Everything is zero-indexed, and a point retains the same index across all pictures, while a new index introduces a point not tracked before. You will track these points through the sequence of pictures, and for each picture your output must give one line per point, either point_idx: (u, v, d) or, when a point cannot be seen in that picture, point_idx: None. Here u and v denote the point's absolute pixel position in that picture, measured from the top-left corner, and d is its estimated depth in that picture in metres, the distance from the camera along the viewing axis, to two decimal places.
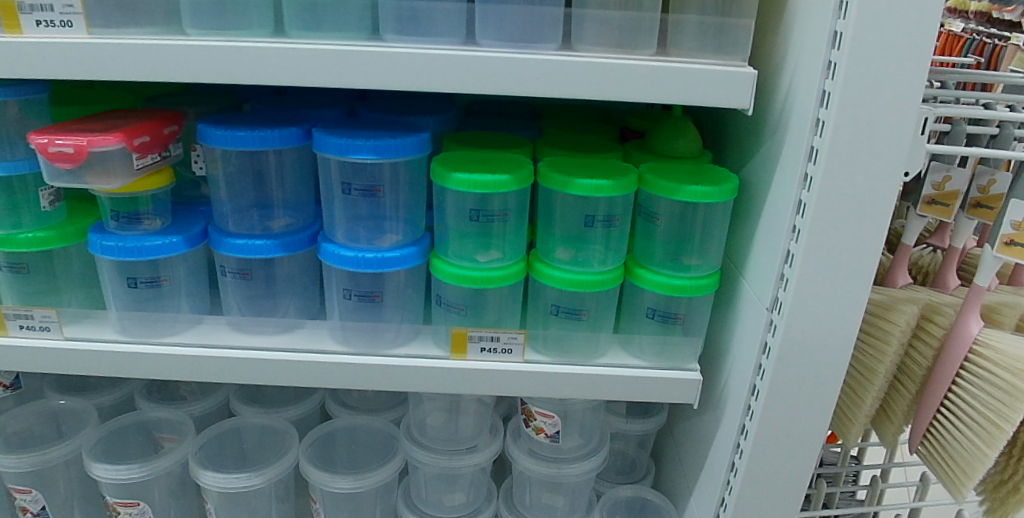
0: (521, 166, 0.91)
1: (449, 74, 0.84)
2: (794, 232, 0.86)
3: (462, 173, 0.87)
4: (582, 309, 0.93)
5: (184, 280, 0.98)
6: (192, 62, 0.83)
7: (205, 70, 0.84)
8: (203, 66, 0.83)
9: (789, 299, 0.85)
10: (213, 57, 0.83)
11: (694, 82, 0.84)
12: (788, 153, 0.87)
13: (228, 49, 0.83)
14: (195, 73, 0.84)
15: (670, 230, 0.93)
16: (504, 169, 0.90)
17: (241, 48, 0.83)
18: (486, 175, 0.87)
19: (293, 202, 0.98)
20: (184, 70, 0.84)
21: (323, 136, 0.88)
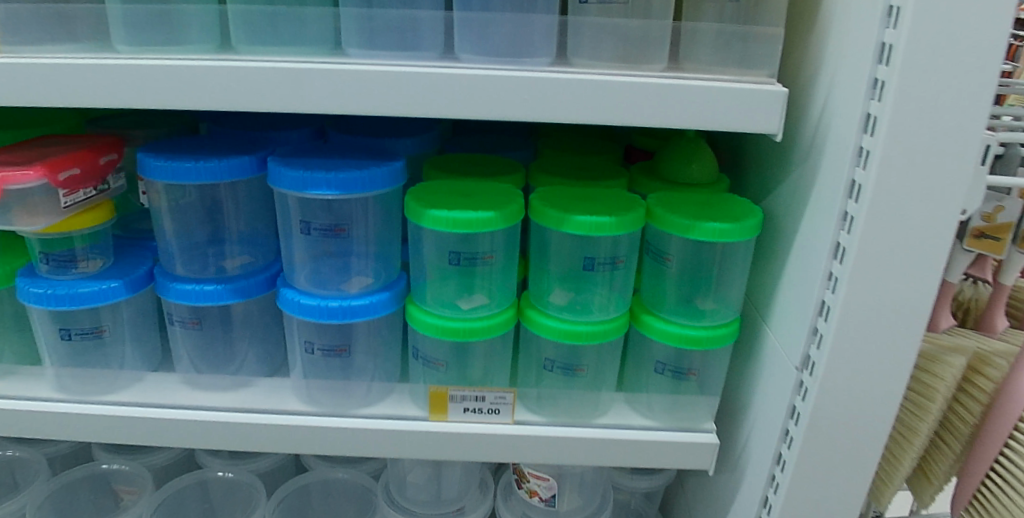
0: (510, 199, 0.79)
1: (421, 96, 0.71)
2: (830, 279, 0.72)
3: (440, 210, 0.75)
4: (580, 365, 0.81)
5: (131, 328, 0.86)
6: (121, 84, 0.71)
7: (135, 92, 0.71)
8: (133, 87, 0.71)
9: (823, 360, 0.72)
10: (145, 79, 0.71)
11: (712, 103, 0.71)
12: (822, 186, 0.74)
13: (163, 69, 0.71)
14: (124, 95, 0.71)
15: (682, 273, 0.81)
16: (490, 204, 0.77)
17: (178, 68, 0.71)
18: (468, 211, 0.75)
19: (251, 236, 0.86)
20: (111, 92, 0.71)
21: (279, 167, 0.76)
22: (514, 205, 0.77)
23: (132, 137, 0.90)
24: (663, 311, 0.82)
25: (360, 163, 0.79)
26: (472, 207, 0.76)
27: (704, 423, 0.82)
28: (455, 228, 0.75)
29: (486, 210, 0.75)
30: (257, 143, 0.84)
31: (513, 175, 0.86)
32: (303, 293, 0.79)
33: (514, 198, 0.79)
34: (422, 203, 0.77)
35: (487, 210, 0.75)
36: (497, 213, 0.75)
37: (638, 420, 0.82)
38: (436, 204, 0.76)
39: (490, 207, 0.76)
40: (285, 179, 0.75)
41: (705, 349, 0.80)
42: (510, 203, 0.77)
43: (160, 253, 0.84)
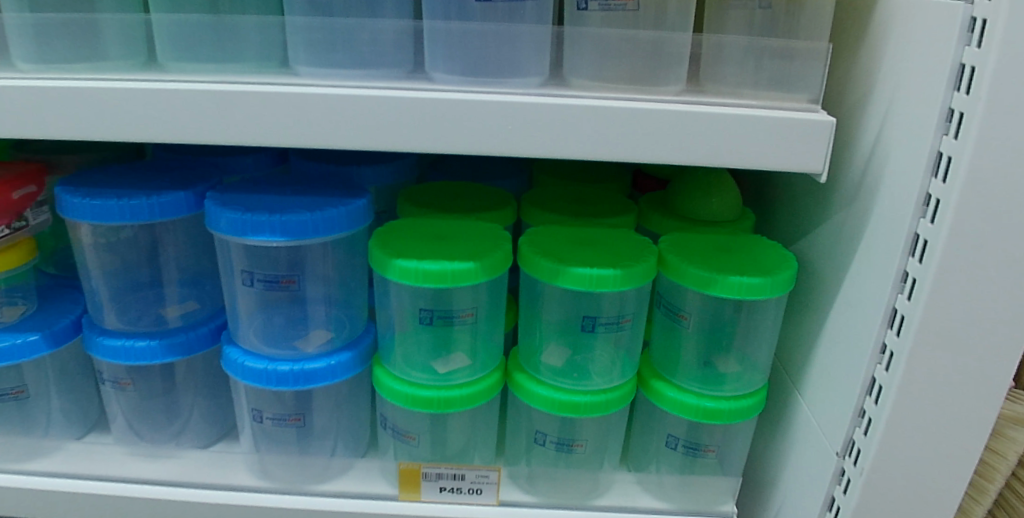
0: (495, 245, 0.65)
1: (380, 124, 0.58)
2: (884, 352, 0.59)
3: (409, 260, 0.62)
4: (577, 441, 0.69)
5: (56, 383, 0.75)
6: (24, 108, 0.59)
7: (38, 120, 0.59)
8: (35, 113, 0.59)
9: (872, 450, 0.59)
10: (51, 102, 0.59)
11: (737, 136, 0.58)
12: (872, 238, 0.60)
13: (71, 91, 0.59)
14: (25, 123, 0.60)
15: (701, 334, 0.68)
16: (470, 251, 0.64)
17: (90, 90, 0.59)
18: (442, 262, 0.61)
19: (195, 277, 0.75)
20: (10, 119, 0.60)
21: (216, 208, 0.63)
22: (499, 252, 0.64)
23: (62, 163, 0.78)
24: (675, 377, 0.69)
25: (315, 200, 0.66)
26: (448, 257, 0.62)
27: (721, 505, 0.69)
28: (426, 282, 0.62)
29: (463, 261, 0.62)
30: (201, 173, 0.72)
31: (501, 212, 0.73)
32: (250, 354, 0.67)
33: (501, 243, 0.66)
34: (389, 250, 0.64)
35: (465, 261, 0.62)
36: (478, 264, 0.62)
37: (646, 501, 0.69)
38: (405, 252, 0.63)
39: (469, 255, 0.63)
40: (223, 221, 0.63)
41: (725, 423, 0.67)
42: (494, 251, 0.64)
43: (88, 299, 0.73)
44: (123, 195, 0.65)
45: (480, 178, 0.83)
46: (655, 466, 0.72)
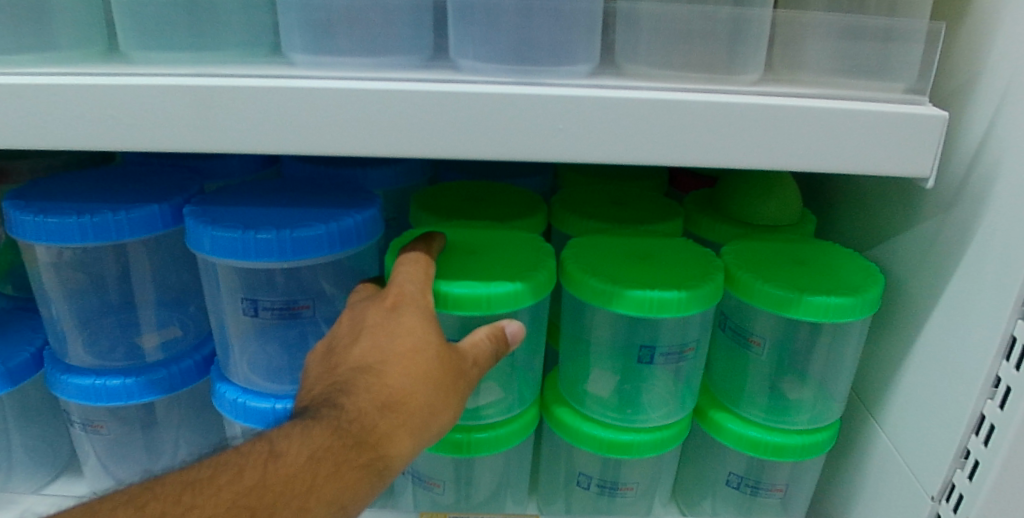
0: (536, 263, 0.55)
1: (396, 126, 0.48)
2: (997, 385, 0.50)
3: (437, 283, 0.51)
4: (627, 484, 0.61)
5: (16, 421, 0.65)
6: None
7: None
8: None
9: (981, 498, 0.50)
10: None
11: (827, 134, 0.48)
12: (978, 253, 0.51)
13: (9, 89, 0.48)
14: None
15: (773, 359, 0.60)
16: (508, 271, 0.54)
17: (32, 87, 0.48)
18: (476, 287, 0.51)
19: (175, 299, 0.64)
20: None
21: (196, 226, 0.53)
22: (543, 272, 0.54)
23: (13, 170, 0.66)
24: (740, 408, 0.61)
25: (315, 212, 0.55)
26: (484, 279, 0.52)
27: None
28: (456, 310, 0.51)
29: (503, 285, 0.52)
30: (177, 181, 0.61)
31: (532, 221, 0.63)
32: (249, 392, 0.58)
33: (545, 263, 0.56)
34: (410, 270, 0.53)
35: (505, 283, 0.52)
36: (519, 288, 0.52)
37: None
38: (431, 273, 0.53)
39: (508, 276, 0.53)
40: (208, 242, 0.52)
41: (793, 460, 0.60)
42: (537, 271, 0.54)
43: (47, 328, 0.62)
44: (83, 211, 0.54)
45: (500, 176, 0.73)
46: (710, 503, 0.64)
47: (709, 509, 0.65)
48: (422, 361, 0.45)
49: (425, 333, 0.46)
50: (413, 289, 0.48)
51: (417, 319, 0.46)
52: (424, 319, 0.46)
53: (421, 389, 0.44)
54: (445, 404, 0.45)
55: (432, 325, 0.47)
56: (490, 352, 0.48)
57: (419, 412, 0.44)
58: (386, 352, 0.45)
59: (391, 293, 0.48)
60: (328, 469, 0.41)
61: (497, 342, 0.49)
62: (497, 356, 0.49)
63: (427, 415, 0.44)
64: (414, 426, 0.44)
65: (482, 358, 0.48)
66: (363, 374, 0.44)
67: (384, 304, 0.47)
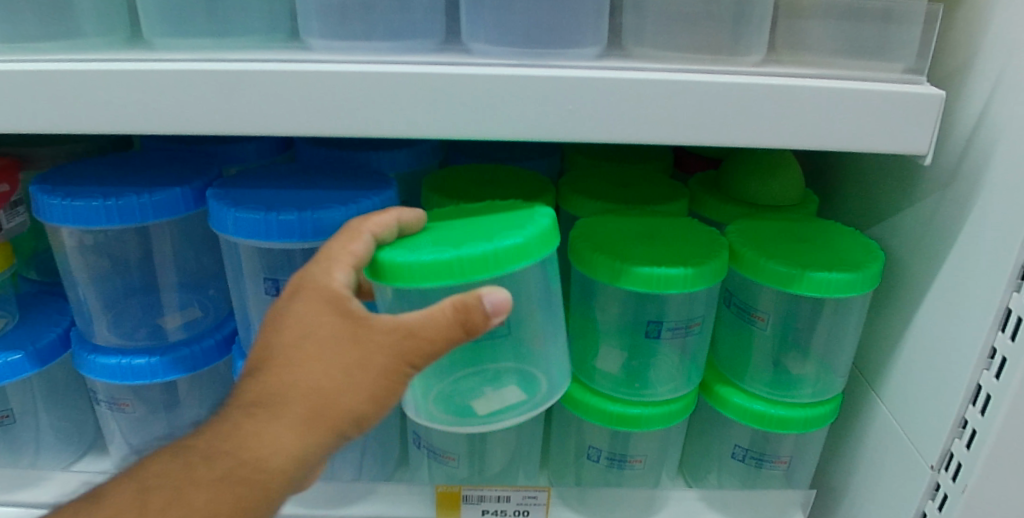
0: (524, 218, 0.49)
1: (411, 108, 0.49)
2: (993, 357, 0.52)
3: (411, 246, 0.47)
4: (635, 456, 0.63)
5: (45, 400, 0.67)
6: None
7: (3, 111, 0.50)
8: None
9: (978, 466, 0.52)
10: (13, 90, 0.50)
11: (828, 112, 0.50)
12: (976, 227, 0.52)
13: (38, 75, 0.49)
14: None
15: (776, 334, 0.61)
16: (493, 228, 0.48)
17: (60, 73, 0.49)
18: (449, 244, 0.46)
19: (195, 281, 0.66)
20: None
21: (218, 207, 0.55)
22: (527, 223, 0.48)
23: (35, 156, 0.68)
24: (744, 382, 0.63)
25: (332, 193, 0.57)
26: (462, 238, 0.47)
27: None
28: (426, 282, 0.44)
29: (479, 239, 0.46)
30: (196, 165, 0.63)
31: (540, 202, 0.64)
32: None
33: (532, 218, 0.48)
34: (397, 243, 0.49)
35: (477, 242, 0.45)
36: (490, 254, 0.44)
37: None
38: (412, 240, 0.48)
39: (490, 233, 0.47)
40: (230, 222, 0.54)
41: (797, 432, 0.61)
42: (521, 223, 0.48)
43: (75, 310, 0.64)
44: (108, 195, 0.56)
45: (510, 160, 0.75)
46: (716, 476, 0.67)
47: (716, 482, 0.67)
48: (306, 354, 0.42)
49: (318, 323, 0.43)
50: (316, 267, 0.46)
51: (306, 308, 0.44)
52: (317, 307, 0.44)
53: (309, 384, 0.42)
54: (340, 394, 0.42)
55: (330, 309, 0.43)
56: (418, 325, 0.42)
57: (307, 406, 0.42)
58: (273, 348, 0.44)
59: (297, 279, 0.46)
60: (207, 475, 0.42)
61: (426, 315, 0.42)
62: (438, 327, 0.42)
63: (318, 407, 0.42)
64: (311, 418, 0.42)
65: (400, 332, 0.42)
66: (252, 376, 0.44)
67: (286, 294, 0.46)
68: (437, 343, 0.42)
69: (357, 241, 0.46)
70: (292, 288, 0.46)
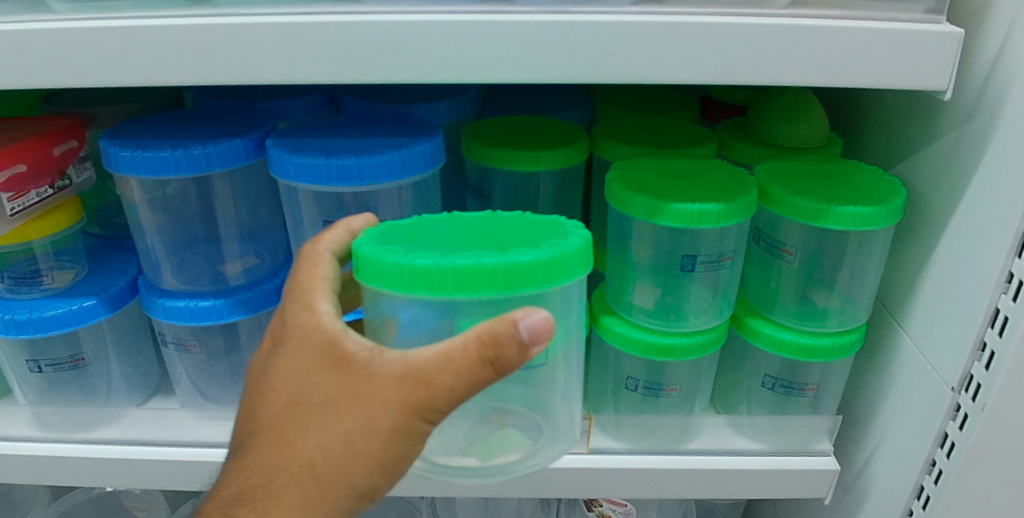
0: (543, 227, 0.47)
1: (457, 55, 0.51)
2: (1010, 282, 0.54)
3: (398, 245, 0.45)
4: (670, 385, 0.68)
5: (115, 347, 0.72)
6: (47, 55, 0.52)
7: (72, 69, 0.52)
8: (68, 62, 0.52)
9: (996, 384, 0.55)
10: (79, 47, 0.52)
11: (862, 52, 0.51)
12: (994, 160, 0.55)
13: (98, 34, 0.51)
14: (60, 73, 0.52)
15: (804, 268, 0.65)
16: (504, 229, 0.47)
17: (120, 29, 0.51)
18: (442, 248, 0.44)
19: (254, 232, 0.70)
20: (44, 69, 0.52)
21: (280, 153, 0.58)
22: (539, 235, 0.46)
23: (97, 116, 0.74)
24: (773, 314, 0.67)
25: (385, 140, 0.61)
26: (462, 237, 0.45)
27: (817, 444, 0.67)
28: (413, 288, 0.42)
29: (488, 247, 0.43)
30: (250, 120, 0.66)
31: (577, 147, 0.67)
32: None
33: (555, 244, 0.44)
34: (378, 230, 0.48)
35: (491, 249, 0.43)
36: (498, 261, 0.42)
37: (741, 445, 0.68)
38: (399, 238, 0.46)
39: (495, 236, 0.45)
40: (293, 168, 0.58)
41: (824, 360, 0.65)
42: (544, 232, 0.46)
43: (143, 259, 0.68)
44: (174, 146, 0.60)
45: (542, 112, 0.78)
46: (746, 406, 0.72)
47: (746, 412, 0.72)
48: (293, 415, 0.45)
49: (333, 398, 0.43)
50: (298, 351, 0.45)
51: (294, 364, 0.45)
52: (271, 342, 0.48)
53: (296, 441, 0.44)
54: (351, 467, 0.44)
55: (307, 353, 0.44)
56: (422, 370, 0.41)
57: (295, 470, 0.44)
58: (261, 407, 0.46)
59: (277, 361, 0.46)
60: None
61: (408, 353, 0.42)
62: (396, 389, 0.42)
63: (321, 483, 0.44)
64: (284, 493, 0.45)
65: (358, 412, 0.43)
66: (272, 445, 0.45)
67: (266, 351, 0.48)
68: (399, 403, 0.42)
69: (321, 264, 0.48)
70: (273, 343, 0.48)
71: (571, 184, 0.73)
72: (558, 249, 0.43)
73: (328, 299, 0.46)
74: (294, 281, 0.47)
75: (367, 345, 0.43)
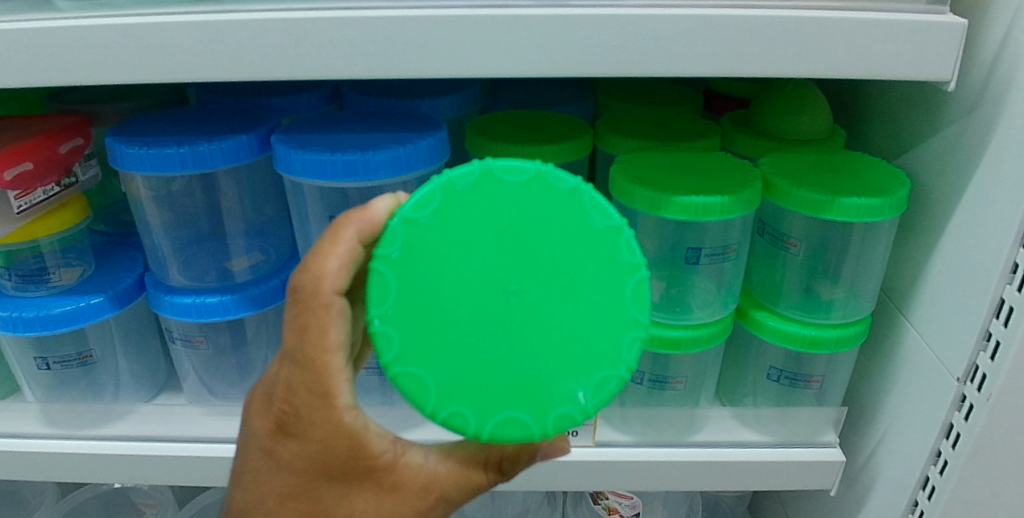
0: (596, 308, 0.40)
1: (461, 49, 0.51)
2: (1014, 272, 0.55)
3: (424, 362, 0.39)
4: (675, 377, 0.68)
5: (122, 344, 0.72)
6: (52, 53, 0.52)
7: (77, 66, 0.52)
8: (72, 60, 0.52)
9: (1001, 375, 0.55)
10: (84, 45, 0.52)
11: (867, 41, 0.51)
12: (1000, 150, 0.55)
13: (102, 32, 0.51)
14: (65, 71, 0.52)
15: (807, 260, 0.65)
16: (551, 317, 0.39)
17: (124, 26, 0.51)
18: (479, 367, 0.39)
19: (260, 229, 0.71)
20: (48, 67, 0.52)
21: (286, 149, 0.59)
22: (588, 340, 0.40)
23: (103, 114, 0.75)
24: (778, 307, 0.67)
25: (390, 135, 0.61)
26: (497, 340, 0.39)
27: (822, 436, 0.67)
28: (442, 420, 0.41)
29: (529, 386, 0.40)
30: (255, 116, 0.67)
31: (580, 141, 0.67)
32: None
33: (602, 382, 0.40)
34: (401, 310, 0.39)
35: (534, 393, 0.40)
36: (537, 429, 0.40)
37: (745, 436, 0.68)
38: (422, 334, 0.39)
39: (543, 349, 0.39)
40: (298, 164, 0.58)
41: (829, 352, 0.65)
42: (595, 336, 0.40)
43: (150, 256, 0.69)
44: (179, 143, 0.60)
45: (545, 106, 0.78)
46: (751, 398, 0.72)
47: (751, 403, 0.72)
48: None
49: (351, 511, 0.43)
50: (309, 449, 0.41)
51: (302, 463, 0.42)
52: (269, 425, 0.43)
53: None
54: None
55: (323, 460, 0.41)
56: (441, 484, 0.44)
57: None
58: (258, 505, 0.43)
59: (281, 457, 0.42)
60: None
61: (429, 461, 0.44)
62: (415, 503, 0.43)
63: None
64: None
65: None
66: None
67: (262, 434, 0.43)
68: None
69: (333, 332, 0.40)
70: (274, 427, 0.42)
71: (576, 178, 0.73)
72: (603, 389, 0.41)
73: (349, 386, 0.41)
74: (307, 358, 0.40)
75: (389, 446, 0.43)
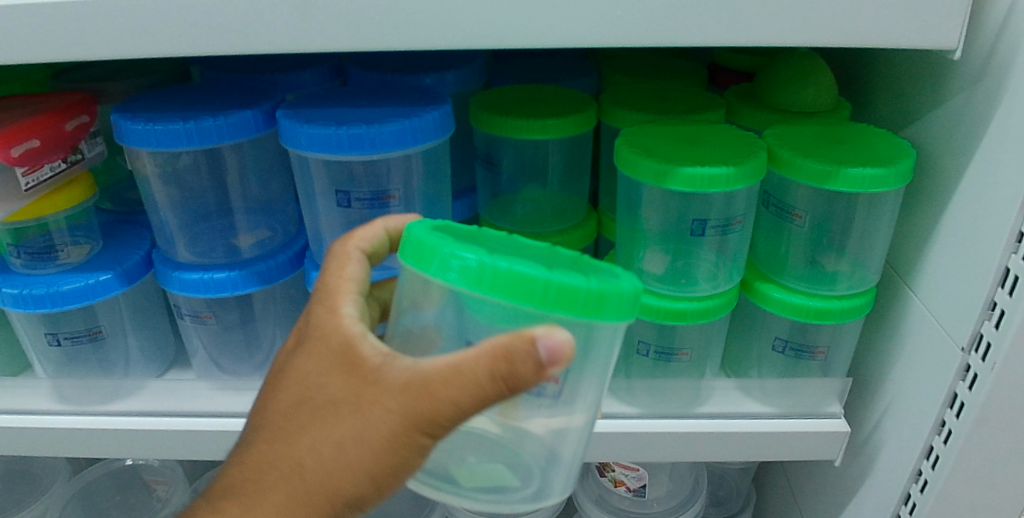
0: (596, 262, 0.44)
1: (464, 20, 0.51)
2: (1019, 241, 0.55)
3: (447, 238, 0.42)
4: (681, 349, 0.69)
5: (131, 321, 0.73)
6: (48, 27, 0.52)
7: (77, 42, 0.52)
8: (72, 35, 0.52)
9: (1006, 344, 0.55)
10: (80, 22, 0.51)
11: (874, 8, 0.50)
12: (1006, 118, 0.54)
13: (100, 6, 0.51)
14: (65, 46, 0.52)
15: (812, 232, 0.65)
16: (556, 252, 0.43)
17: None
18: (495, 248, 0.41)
19: (266, 205, 0.71)
20: (48, 42, 0.52)
21: (291, 123, 0.59)
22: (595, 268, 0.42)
23: (107, 92, 0.75)
24: (783, 279, 0.67)
25: (394, 108, 0.61)
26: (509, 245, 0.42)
27: (827, 407, 0.68)
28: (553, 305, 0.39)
29: (537, 262, 0.40)
30: (259, 92, 0.67)
31: (585, 115, 0.67)
32: None
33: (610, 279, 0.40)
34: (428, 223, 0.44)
35: (543, 264, 0.40)
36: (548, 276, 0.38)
37: (750, 407, 0.68)
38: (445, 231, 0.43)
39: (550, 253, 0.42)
40: (304, 138, 0.58)
41: (835, 322, 0.65)
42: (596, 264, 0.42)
43: (157, 233, 0.69)
44: (184, 119, 0.60)
45: (549, 80, 0.78)
46: (757, 370, 0.73)
47: (756, 375, 0.73)
48: (297, 420, 0.45)
49: (337, 403, 0.43)
50: (315, 344, 0.44)
51: (307, 365, 0.44)
52: (291, 340, 0.48)
53: (296, 456, 0.44)
54: (346, 476, 0.43)
55: (318, 357, 0.44)
56: (432, 378, 0.40)
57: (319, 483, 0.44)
58: (267, 422, 0.46)
59: (291, 368, 0.46)
60: None
61: (418, 363, 0.41)
62: (399, 397, 0.41)
63: (307, 488, 0.44)
64: (302, 499, 0.44)
65: (363, 421, 0.42)
66: (269, 444, 0.45)
67: (284, 352, 0.48)
68: (400, 410, 0.41)
69: (350, 263, 0.48)
70: (291, 342, 0.47)
71: (581, 151, 0.73)
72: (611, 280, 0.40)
73: (353, 301, 0.46)
74: (325, 283, 0.47)
75: (382, 351, 0.42)
